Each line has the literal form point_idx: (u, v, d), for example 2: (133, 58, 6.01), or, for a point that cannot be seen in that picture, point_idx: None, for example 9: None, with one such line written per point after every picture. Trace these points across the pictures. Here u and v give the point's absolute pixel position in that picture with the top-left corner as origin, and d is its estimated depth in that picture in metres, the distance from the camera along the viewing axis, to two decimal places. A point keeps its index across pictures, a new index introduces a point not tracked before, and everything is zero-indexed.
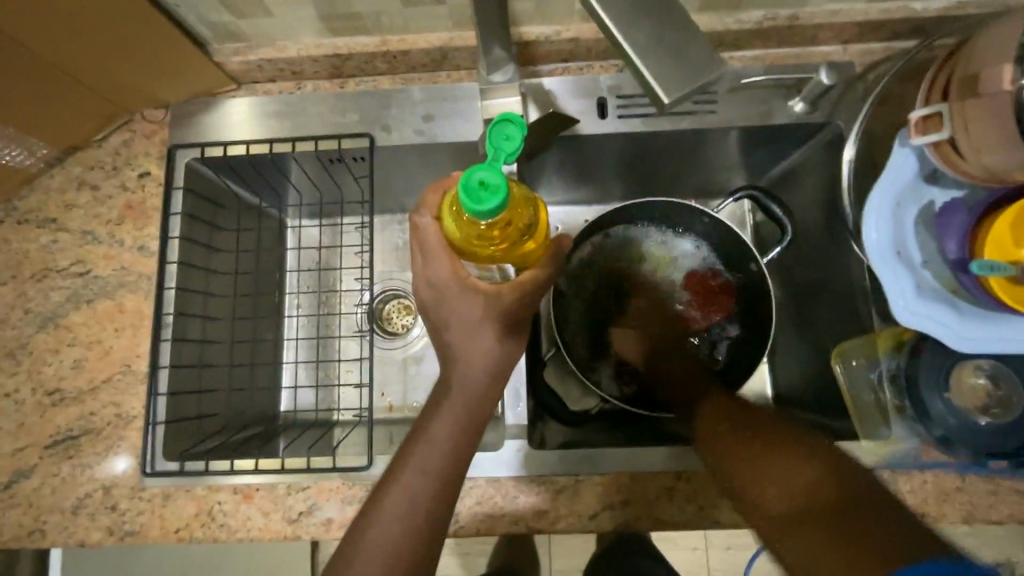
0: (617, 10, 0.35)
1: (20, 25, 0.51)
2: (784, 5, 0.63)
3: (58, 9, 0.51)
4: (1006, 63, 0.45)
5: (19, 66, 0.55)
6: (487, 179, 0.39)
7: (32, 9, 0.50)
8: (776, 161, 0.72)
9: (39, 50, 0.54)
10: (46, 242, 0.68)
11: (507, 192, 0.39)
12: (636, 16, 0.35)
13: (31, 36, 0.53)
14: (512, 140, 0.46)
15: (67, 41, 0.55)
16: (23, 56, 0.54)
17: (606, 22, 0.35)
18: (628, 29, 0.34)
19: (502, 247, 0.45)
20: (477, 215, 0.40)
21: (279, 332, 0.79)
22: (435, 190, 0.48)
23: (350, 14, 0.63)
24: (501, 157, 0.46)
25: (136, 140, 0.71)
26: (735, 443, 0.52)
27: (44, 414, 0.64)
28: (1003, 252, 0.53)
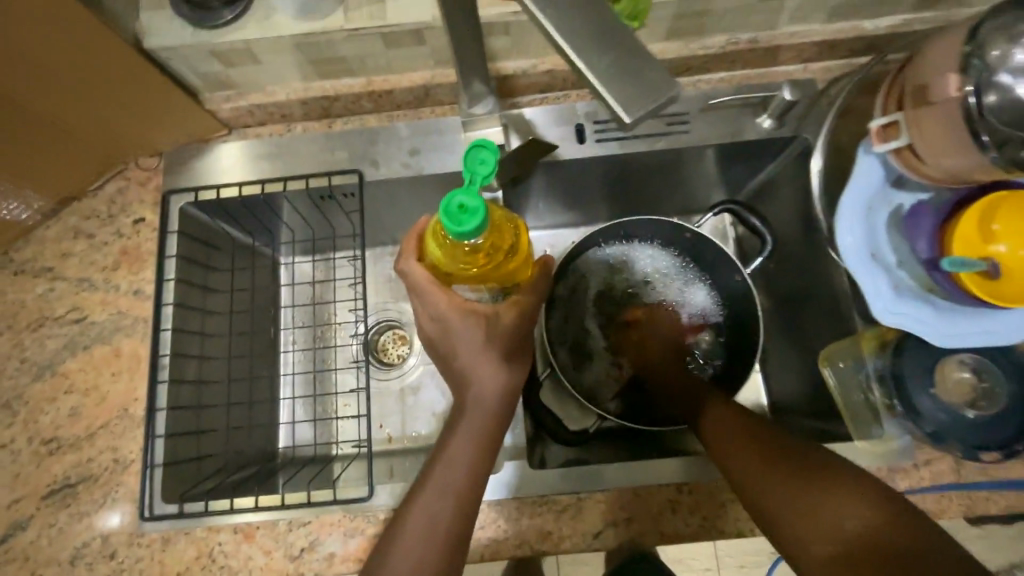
0: (578, 38, 0.36)
1: (10, 82, 0.53)
2: (746, 30, 0.67)
3: (52, 67, 0.54)
4: (950, 73, 0.49)
5: (15, 123, 0.57)
6: (465, 203, 0.41)
7: (28, 68, 0.53)
8: (753, 174, 0.75)
9: (34, 107, 0.57)
10: (42, 291, 0.69)
11: (485, 211, 0.41)
12: (597, 43, 0.36)
13: (24, 94, 0.55)
14: (486, 163, 0.48)
15: (60, 95, 0.57)
16: (20, 114, 0.56)
17: (568, 50, 0.36)
18: (589, 55, 0.36)
19: (488, 265, 0.47)
20: (459, 236, 0.42)
21: (276, 368, 0.80)
22: (414, 235, 0.51)
23: (335, 58, 0.66)
24: (478, 181, 0.48)
25: (130, 188, 0.73)
26: (767, 470, 0.52)
27: (41, 464, 0.64)
28: (973, 248, 0.55)
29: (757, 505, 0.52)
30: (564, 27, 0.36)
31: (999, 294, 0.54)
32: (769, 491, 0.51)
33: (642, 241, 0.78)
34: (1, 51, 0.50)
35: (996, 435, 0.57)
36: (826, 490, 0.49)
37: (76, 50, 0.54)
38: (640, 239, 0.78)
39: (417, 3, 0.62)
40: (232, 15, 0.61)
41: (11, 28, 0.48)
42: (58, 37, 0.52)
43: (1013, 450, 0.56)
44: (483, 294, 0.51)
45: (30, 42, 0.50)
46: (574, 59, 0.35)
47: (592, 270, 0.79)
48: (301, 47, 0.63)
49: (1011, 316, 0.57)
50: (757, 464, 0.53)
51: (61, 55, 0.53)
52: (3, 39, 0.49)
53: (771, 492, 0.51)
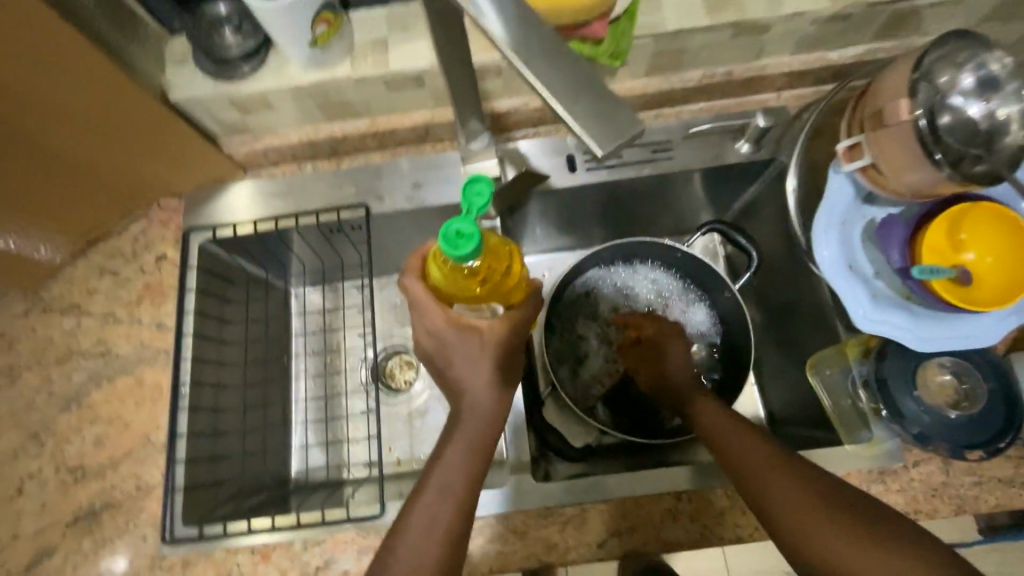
0: (552, 82, 0.37)
1: (46, 133, 0.58)
2: (720, 64, 0.73)
3: (87, 121, 0.59)
4: (902, 98, 0.54)
5: (48, 170, 0.62)
6: (462, 230, 0.45)
7: (65, 122, 0.58)
8: (736, 195, 0.80)
9: (65, 156, 0.62)
10: (70, 326, 0.73)
11: (480, 236, 0.45)
12: (569, 86, 0.37)
13: (57, 144, 0.60)
14: (482, 195, 0.50)
15: (89, 144, 0.62)
16: (50, 161, 0.61)
17: (543, 93, 0.36)
18: (563, 97, 0.36)
19: (487, 285, 0.51)
20: (457, 259, 0.45)
21: (288, 394, 0.84)
22: (418, 256, 0.55)
23: (343, 103, 0.72)
24: (475, 211, 0.50)
25: (152, 227, 0.77)
26: (767, 480, 0.53)
27: (66, 492, 0.67)
28: (944, 258, 0.59)
29: (761, 509, 0.53)
30: (538, 72, 0.37)
31: (971, 299, 0.58)
32: (776, 496, 0.52)
33: (648, 264, 0.83)
34: (42, 106, 0.55)
35: (978, 435, 0.60)
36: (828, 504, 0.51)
37: (106, 103, 0.59)
38: (641, 260, 0.82)
39: (417, 52, 0.68)
40: (250, 68, 0.67)
41: (50, 85, 0.54)
42: (89, 93, 0.57)
43: (997, 448, 0.59)
44: (483, 312, 0.55)
45: (66, 97, 0.56)
46: (548, 97, 0.36)
47: (597, 288, 0.83)
48: (311, 95, 0.69)
49: (984, 320, 0.60)
50: (764, 469, 0.54)
51: (93, 108, 0.59)
52: (43, 96, 0.55)
53: (778, 498, 0.52)
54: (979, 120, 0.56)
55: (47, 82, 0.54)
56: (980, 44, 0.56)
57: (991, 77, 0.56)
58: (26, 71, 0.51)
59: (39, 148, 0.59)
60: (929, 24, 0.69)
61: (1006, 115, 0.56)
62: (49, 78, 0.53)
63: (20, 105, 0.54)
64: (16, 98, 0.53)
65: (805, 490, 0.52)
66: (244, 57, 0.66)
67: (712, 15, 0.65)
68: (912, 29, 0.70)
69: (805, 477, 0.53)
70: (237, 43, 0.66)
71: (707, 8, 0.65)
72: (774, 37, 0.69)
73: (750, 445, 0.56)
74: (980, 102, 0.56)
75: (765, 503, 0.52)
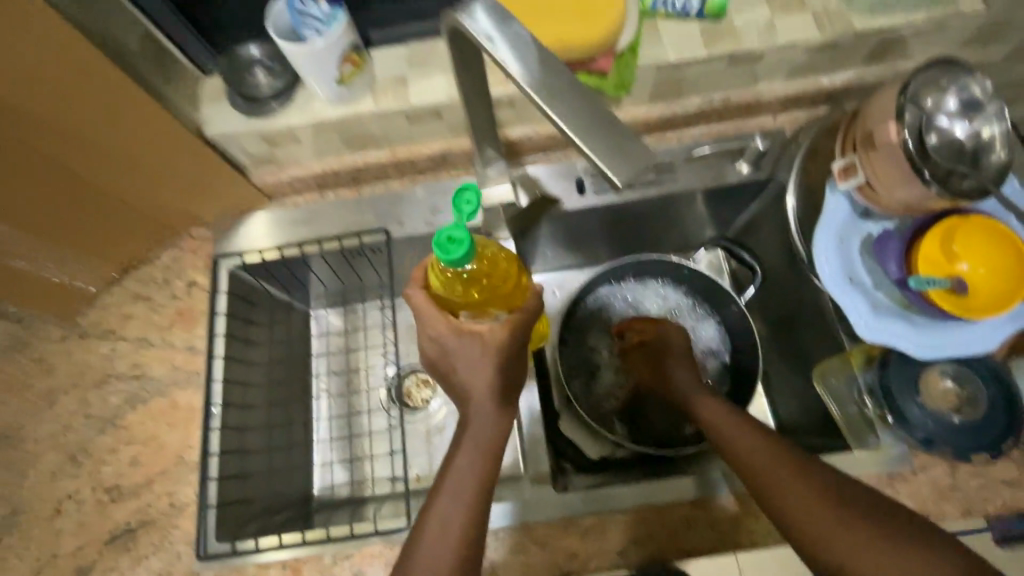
0: (573, 117, 0.39)
1: (86, 164, 0.63)
2: (718, 91, 0.77)
3: (124, 152, 0.64)
4: (890, 121, 0.58)
5: (85, 198, 0.66)
6: (452, 235, 0.49)
7: (104, 154, 0.63)
8: (738, 213, 0.84)
9: (102, 184, 0.66)
10: (106, 351, 0.77)
11: (469, 241, 0.48)
12: (588, 122, 0.39)
13: (95, 174, 0.64)
14: (471, 203, 0.56)
15: (125, 174, 0.67)
16: (87, 190, 0.66)
17: (564, 127, 0.39)
18: (583, 131, 0.39)
19: (484, 291, 0.55)
20: (451, 263, 0.49)
21: (309, 414, 0.86)
22: (420, 268, 0.59)
23: (365, 135, 0.76)
24: (466, 217, 0.55)
25: (183, 255, 0.81)
26: (782, 480, 0.55)
27: (104, 511, 0.70)
28: (940, 268, 0.62)
29: (773, 509, 0.54)
30: (560, 109, 0.40)
31: (966, 307, 0.61)
32: (788, 494, 0.54)
33: (658, 281, 0.86)
34: (83, 139, 0.60)
35: (981, 439, 0.62)
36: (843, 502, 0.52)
37: (142, 136, 0.64)
38: (651, 276, 0.86)
39: (435, 87, 0.72)
40: (278, 105, 0.72)
41: (89, 119, 0.58)
42: (123, 127, 0.61)
43: (996, 450, 0.62)
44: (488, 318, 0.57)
45: (102, 129, 0.60)
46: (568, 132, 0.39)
47: (609, 305, 0.86)
48: (336, 128, 0.74)
49: (982, 327, 0.63)
50: (777, 468, 0.55)
51: (127, 141, 0.63)
52: (86, 129, 0.59)
53: (790, 495, 0.54)
54: (965, 140, 0.60)
55: (84, 115, 0.58)
56: (961, 70, 0.61)
57: (974, 99, 0.60)
58: (65, 103, 0.56)
59: (72, 177, 0.63)
60: (914, 50, 0.74)
61: (990, 134, 0.60)
62: (91, 111, 0.58)
63: (57, 136, 0.58)
64: (61, 130, 0.58)
65: (815, 486, 0.54)
66: (274, 96, 0.71)
67: (710, 46, 0.70)
68: (899, 55, 0.74)
69: (815, 474, 0.55)
70: (269, 84, 0.72)
71: (705, 40, 0.70)
72: (768, 65, 0.73)
73: (762, 447, 0.57)
74: (964, 122, 0.60)
75: (777, 502, 0.54)
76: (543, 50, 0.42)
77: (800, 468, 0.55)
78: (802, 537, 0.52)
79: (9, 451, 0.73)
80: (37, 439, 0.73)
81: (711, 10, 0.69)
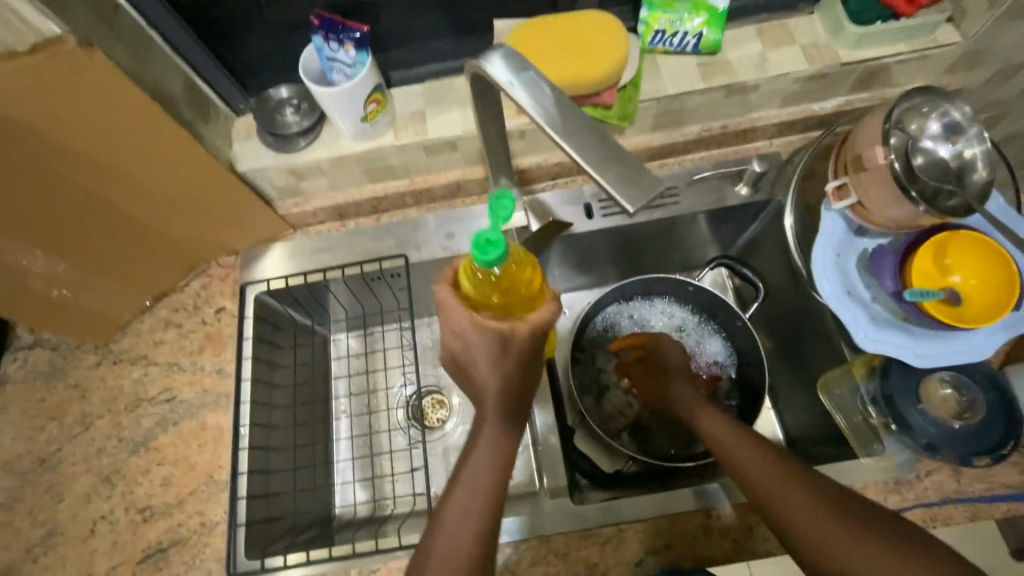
0: (586, 151, 0.42)
1: (126, 199, 0.67)
2: (716, 118, 0.82)
3: (162, 188, 0.69)
4: (877, 145, 0.62)
5: (125, 231, 0.71)
6: (491, 237, 0.48)
7: (144, 189, 0.67)
8: (740, 233, 0.88)
9: (139, 217, 0.71)
10: (138, 376, 0.80)
11: (506, 245, 0.48)
12: (600, 156, 0.42)
13: (133, 207, 0.69)
14: (507, 209, 0.56)
15: (161, 208, 0.71)
16: (125, 223, 0.70)
17: (578, 160, 0.42)
18: (594, 163, 0.42)
19: (505, 299, 0.53)
20: (484, 264, 0.48)
21: (330, 434, 0.89)
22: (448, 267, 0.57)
23: (385, 167, 0.81)
24: (501, 226, 0.51)
25: (212, 282, 0.85)
26: (785, 487, 0.57)
27: (137, 531, 0.72)
28: (933, 281, 0.66)
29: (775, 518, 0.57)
30: (575, 144, 0.43)
31: (959, 317, 0.64)
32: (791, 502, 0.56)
33: (665, 299, 0.90)
34: (126, 175, 0.65)
35: (981, 443, 0.65)
36: (843, 509, 0.55)
37: (179, 173, 0.69)
38: (659, 294, 0.89)
39: (451, 122, 0.78)
40: (305, 142, 0.77)
41: (132, 158, 0.63)
42: (160, 165, 0.66)
43: (997, 455, 0.64)
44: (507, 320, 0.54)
45: (141, 168, 0.65)
46: (582, 164, 0.41)
47: (617, 323, 0.89)
48: (358, 161, 0.79)
49: (978, 336, 0.66)
50: (779, 478, 0.58)
51: (162, 178, 0.68)
52: (129, 167, 0.64)
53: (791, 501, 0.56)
54: (948, 160, 0.64)
55: (128, 156, 0.63)
56: (943, 97, 0.65)
57: (955, 123, 0.64)
58: (112, 145, 0.61)
59: (109, 212, 0.68)
60: (899, 78, 0.79)
61: (972, 154, 0.65)
62: (135, 150, 0.63)
63: (99, 173, 0.63)
64: (107, 168, 0.63)
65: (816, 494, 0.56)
66: (301, 133, 0.76)
67: (707, 79, 0.75)
68: (884, 82, 0.79)
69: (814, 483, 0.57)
70: (295, 121, 0.76)
71: (702, 73, 0.75)
72: (762, 95, 0.78)
73: (764, 458, 0.60)
74: (948, 145, 0.64)
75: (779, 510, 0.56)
76: (557, 92, 0.46)
77: (801, 478, 0.58)
78: (802, 543, 0.54)
79: (45, 475, 0.75)
80: (72, 462, 0.76)
81: (707, 46, 0.74)
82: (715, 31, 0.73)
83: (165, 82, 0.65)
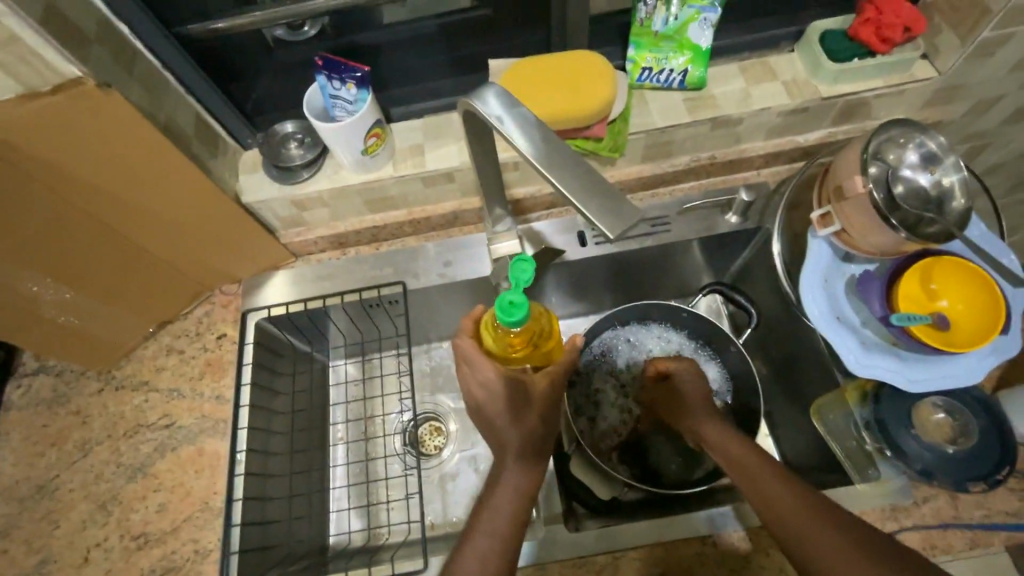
0: (570, 182, 0.44)
1: (136, 230, 0.70)
2: (704, 150, 0.85)
3: (172, 219, 0.72)
4: (856, 174, 0.64)
5: (135, 260, 0.73)
6: (514, 299, 0.52)
7: (153, 220, 0.70)
8: (732, 261, 0.90)
9: (148, 246, 0.73)
10: (139, 402, 0.81)
11: (528, 306, 0.52)
12: (583, 186, 0.44)
13: (143, 238, 0.72)
14: (527, 272, 0.55)
15: (169, 237, 0.74)
16: (134, 253, 0.73)
17: (563, 190, 0.44)
18: (577, 192, 0.44)
19: (528, 351, 0.57)
20: (508, 324, 0.52)
21: (326, 460, 0.89)
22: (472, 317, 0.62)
23: (386, 197, 0.84)
24: (521, 285, 0.55)
25: (214, 310, 0.87)
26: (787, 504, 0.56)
27: (130, 559, 0.72)
28: (921, 305, 0.67)
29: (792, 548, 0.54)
30: (560, 174, 0.45)
31: (948, 341, 0.65)
32: (806, 533, 0.53)
33: (661, 324, 0.90)
34: (137, 208, 0.68)
35: (976, 467, 0.65)
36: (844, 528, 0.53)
37: (189, 204, 0.72)
38: (656, 320, 0.90)
39: (449, 155, 0.81)
40: (308, 173, 0.80)
41: (143, 190, 0.66)
42: (166, 192, 0.68)
43: (993, 480, 0.64)
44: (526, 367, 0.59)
45: (148, 195, 0.67)
46: (566, 194, 0.43)
47: (613, 348, 0.90)
48: (359, 192, 0.82)
49: (967, 361, 0.66)
50: (783, 507, 0.56)
51: (171, 211, 0.71)
52: (141, 200, 0.67)
53: (801, 531, 0.54)
54: (928, 188, 0.67)
55: (138, 189, 0.66)
56: (919, 128, 0.67)
57: (931, 153, 0.67)
58: (124, 178, 0.64)
59: (121, 240, 0.70)
60: (880, 111, 0.82)
61: (950, 182, 0.67)
62: (147, 183, 0.66)
63: (110, 203, 0.65)
64: (119, 201, 0.66)
65: (815, 514, 0.54)
66: (304, 165, 0.79)
67: (693, 113, 0.78)
68: (865, 115, 0.83)
69: (823, 511, 0.54)
70: (299, 155, 0.79)
71: (688, 108, 0.79)
72: (748, 127, 0.81)
73: (768, 484, 0.58)
74: (927, 173, 0.67)
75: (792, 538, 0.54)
76: (544, 129, 0.48)
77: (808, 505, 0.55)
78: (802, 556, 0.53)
79: (42, 501, 0.76)
80: (69, 489, 0.76)
81: (692, 82, 0.78)
82: (699, 68, 0.77)
83: (177, 119, 0.69)
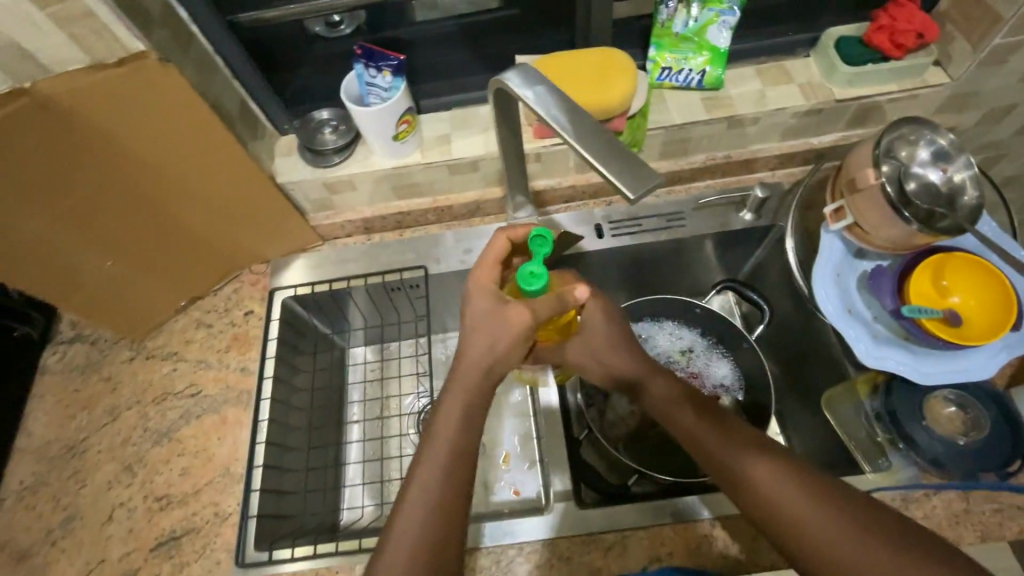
0: (592, 149, 0.47)
1: (179, 204, 0.74)
2: (719, 149, 0.88)
3: (209, 194, 0.75)
4: (868, 168, 0.66)
5: (169, 236, 0.77)
6: (534, 270, 0.55)
7: (191, 195, 0.74)
8: (745, 259, 0.91)
9: (186, 221, 0.77)
10: (167, 370, 0.85)
11: (547, 277, 0.55)
12: (604, 153, 0.47)
13: (181, 212, 0.75)
14: (544, 246, 0.58)
15: (206, 213, 0.78)
16: (173, 227, 0.77)
17: (587, 156, 0.47)
18: (600, 157, 0.46)
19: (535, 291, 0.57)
20: (528, 293, 0.55)
21: (342, 437, 0.91)
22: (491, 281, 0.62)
23: (412, 184, 0.88)
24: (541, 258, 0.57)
25: (243, 287, 0.91)
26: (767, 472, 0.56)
27: (152, 519, 0.75)
28: (932, 301, 0.68)
29: (770, 518, 0.54)
30: (584, 143, 0.48)
31: (960, 334, 0.66)
32: (786, 502, 0.53)
33: (673, 321, 0.92)
34: (179, 181, 0.71)
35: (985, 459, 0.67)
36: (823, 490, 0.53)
37: (225, 181, 0.75)
38: (668, 318, 0.92)
39: (473, 145, 0.85)
40: (339, 158, 0.84)
41: (186, 164, 0.70)
42: (204, 169, 0.72)
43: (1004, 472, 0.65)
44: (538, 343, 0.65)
45: (189, 170, 0.71)
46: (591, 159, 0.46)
47: None
48: (388, 178, 0.86)
49: (979, 356, 0.67)
50: (768, 479, 0.55)
51: (210, 187, 0.74)
52: (180, 173, 0.71)
53: (790, 505, 0.53)
54: (940, 184, 0.69)
55: (180, 162, 0.69)
56: (930, 126, 0.70)
57: (942, 150, 0.69)
58: (166, 150, 0.67)
59: (157, 214, 0.74)
60: (894, 116, 0.84)
61: (962, 179, 0.69)
62: (188, 157, 0.70)
63: (149, 176, 0.69)
64: (162, 173, 0.69)
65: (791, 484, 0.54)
66: (336, 150, 0.83)
67: (709, 111, 0.81)
68: (878, 121, 0.85)
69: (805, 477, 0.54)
70: (332, 140, 0.83)
71: (705, 107, 0.82)
72: (763, 127, 0.84)
73: (753, 456, 0.57)
74: (938, 170, 0.69)
75: (793, 528, 0.52)
76: (566, 103, 0.51)
77: (817, 493, 0.53)
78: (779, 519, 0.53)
79: (71, 460, 0.79)
80: (97, 450, 0.79)
81: (710, 81, 0.81)
82: (717, 69, 0.80)
83: (223, 100, 0.74)
